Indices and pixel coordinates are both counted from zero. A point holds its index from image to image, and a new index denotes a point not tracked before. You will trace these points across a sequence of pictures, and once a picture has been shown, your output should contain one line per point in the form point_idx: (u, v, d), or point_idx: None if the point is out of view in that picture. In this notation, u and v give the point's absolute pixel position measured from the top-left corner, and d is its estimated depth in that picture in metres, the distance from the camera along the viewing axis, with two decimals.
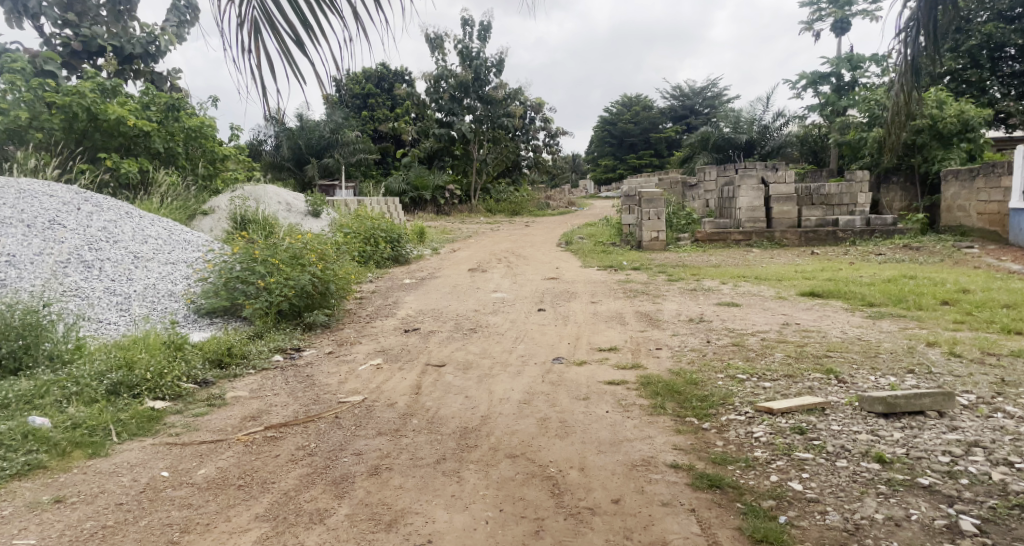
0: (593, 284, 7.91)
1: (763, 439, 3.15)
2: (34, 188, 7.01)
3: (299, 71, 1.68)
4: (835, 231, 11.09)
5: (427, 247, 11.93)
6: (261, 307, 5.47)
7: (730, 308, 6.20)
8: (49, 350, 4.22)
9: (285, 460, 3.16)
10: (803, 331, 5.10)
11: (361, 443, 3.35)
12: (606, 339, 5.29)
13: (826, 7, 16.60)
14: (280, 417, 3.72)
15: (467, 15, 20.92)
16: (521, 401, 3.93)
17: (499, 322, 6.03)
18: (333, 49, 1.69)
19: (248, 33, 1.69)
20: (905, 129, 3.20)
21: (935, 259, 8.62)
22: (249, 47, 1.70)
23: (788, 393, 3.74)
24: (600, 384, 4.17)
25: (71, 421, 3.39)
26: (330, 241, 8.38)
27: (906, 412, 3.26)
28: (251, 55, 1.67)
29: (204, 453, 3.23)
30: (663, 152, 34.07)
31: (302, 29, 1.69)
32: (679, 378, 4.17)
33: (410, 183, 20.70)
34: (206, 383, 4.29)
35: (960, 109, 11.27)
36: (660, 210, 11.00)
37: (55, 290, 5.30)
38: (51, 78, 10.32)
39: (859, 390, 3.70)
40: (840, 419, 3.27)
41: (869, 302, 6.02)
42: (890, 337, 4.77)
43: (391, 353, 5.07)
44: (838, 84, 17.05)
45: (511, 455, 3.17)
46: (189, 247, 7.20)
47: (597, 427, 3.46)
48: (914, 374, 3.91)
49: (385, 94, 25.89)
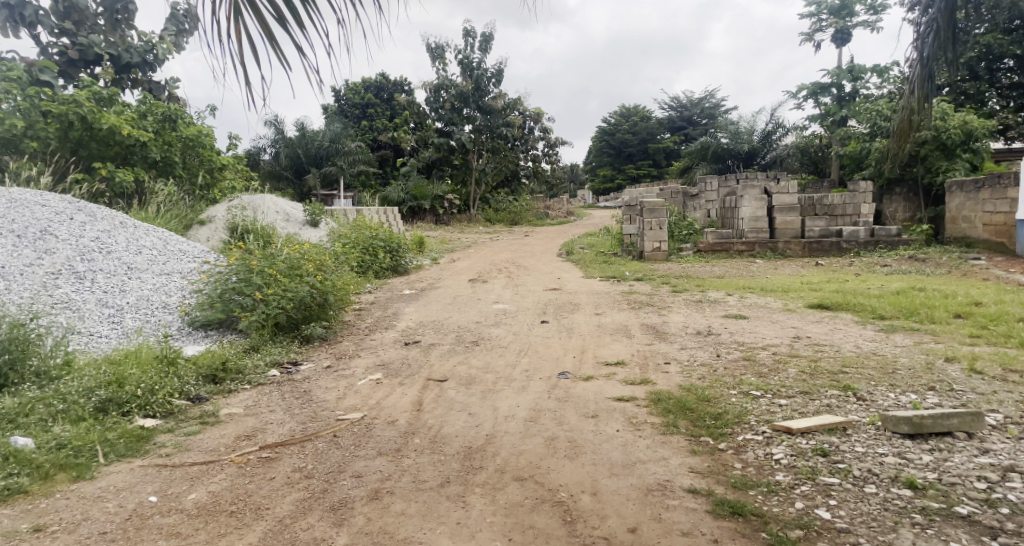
0: (596, 295, 7.76)
1: (784, 461, 3.00)
2: (26, 198, 6.85)
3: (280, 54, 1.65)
4: (840, 241, 10.96)
5: (426, 257, 11.79)
6: (257, 320, 5.32)
7: (738, 320, 6.05)
8: (36, 366, 4.05)
9: (280, 483, 3.00)
10: (815, 345, 4.96)
11: (361, 465, 3.18)
12: (613, 352, 5.14)
13: (827, 17, 16.67)
14: (277, 436, 3.55)
15: (468, 26, 20.96)
16: (528, 418, 3.78)
17: (502, 335, 5.87)
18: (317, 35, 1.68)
19: (226, 15, 1.65)
20: (911, 138, 3.40)
21: (942, 271, 8.49)
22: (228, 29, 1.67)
23: (806, 411, 3.59)
24: (608, 401, 4.01)
25: (56, 441, 3.24)
26: (329, 251, 8.23)
27: (933, 433, 3.11)
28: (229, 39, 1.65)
29: (195, 476, 3.06)
30: (662, 162, 34.14)
31: (285, 7, 1.67)
32: (691, 395, 4.01)
33: (410, 192, 20.61)
34: (200, 399, 4.13)
35: (963, 120, 11.14)
36: (663, 220, 10.84)
37: (44, 303, 5.13)
38: (47, 87, 10.16)
39: (879, 408, 3.55)
40: (864, 440, 3.12)
41: (881, 315, 5.87)
42: (906, 352, 4.62)
43: (392, 367, 4.90)
44: (839, 94, 16.94)
45: (518, 478, 3.02)
46: (184, 258, 7.04)
47: (608, 448, 3.31)
48: (936, 391, 3.76)
49: (385, 104, 26.06)
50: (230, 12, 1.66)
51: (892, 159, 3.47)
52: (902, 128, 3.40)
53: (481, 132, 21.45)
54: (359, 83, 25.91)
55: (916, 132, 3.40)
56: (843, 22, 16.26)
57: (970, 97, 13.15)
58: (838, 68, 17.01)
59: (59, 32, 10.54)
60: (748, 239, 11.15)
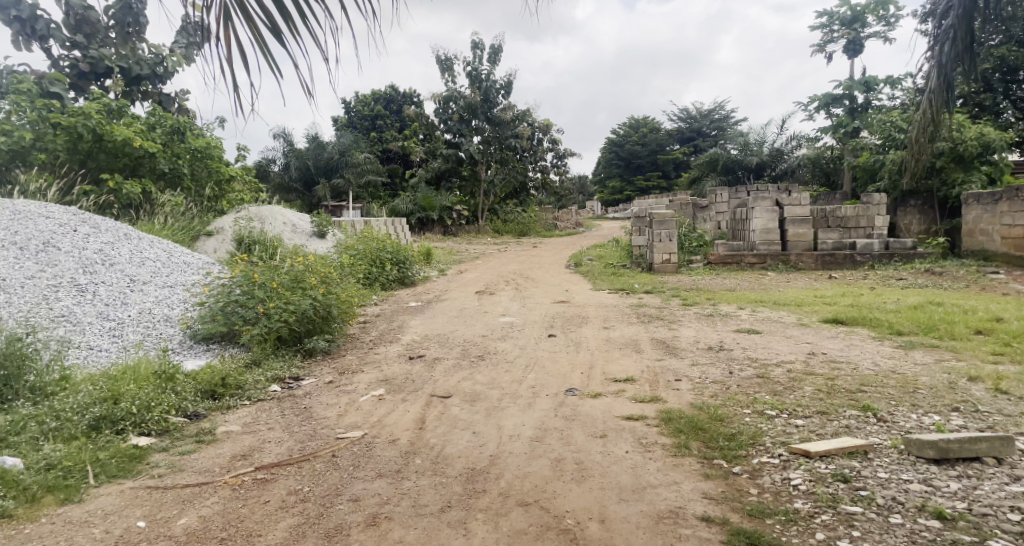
0: (605, 308, 7.62)
1: (802, 487, 2.85)
2: (30, 210, 6.82)
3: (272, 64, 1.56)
4: (854, 254, 10.74)
5: (433, 269, 11.70)
6: (259, 334, 5.22)
7: (751, 335, 5.90)
8: (32, 382, 3.97)
9: (275, 507, 2.88)
10: (831, 362, 4.79)
11: (359, 488, 3.06)
12: (621, 368, 4.99)
13: (837, 27, 16.70)
14: (273, 456, 3.44)
15: (477, 39, 21.03)
16: (534, 438, 3.65)
17: (508, 349, 5.76)
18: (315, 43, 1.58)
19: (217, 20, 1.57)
20: (927, 152, 3.22)
21: (960, 285, 8.31)
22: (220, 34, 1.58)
23: (824, 432, 3.43)
24: (617, 420, 3.87)
25: (46, 461, 3.14)
26: (334, 264, 8.16)
27: (960, 458, 2.96)
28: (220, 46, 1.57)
29: (187, 499, 2.95)
30: (671, 173, 34.03)
31: (279, 15, 1.57)
32: (703, 414, 3.86)
33: (418, 204, 20.44)
34: (197, 416, 4.02)
35: (981, 131, 11.04)
36: (672, 232, 10.69)
37: (42, 316, 5.06)
38: (57, 99, 10.09)
39: (901, 431, 3.39)
40: (887, 465, 2.97)
41: (898, 330, 5.70)
42: (927, 371, 4.44)
43: (394, 383, 4.78)
44: (852, 106, 16.76)
45: (522, 504, 2.88)
46: (188, 270, 6.98)
47: (617, 471, 3.16)
48: (960, 413, 3.60)
49: (394, 115, 26.16)
50: (220, 16, 1.58)
51: (907, 175, 3.27)
52: (917, 142, 3.23)
53: (491, 144, 21.47)
54: (368, 95, 26.10)
55: (932, 146, 3.23)
56: (854, 33, 16.32)
57: (985, 108, 12.84)
58: (850, 79, 16.87)
59: (70, 45, 10.58)
60: (759, 252, 10.99)
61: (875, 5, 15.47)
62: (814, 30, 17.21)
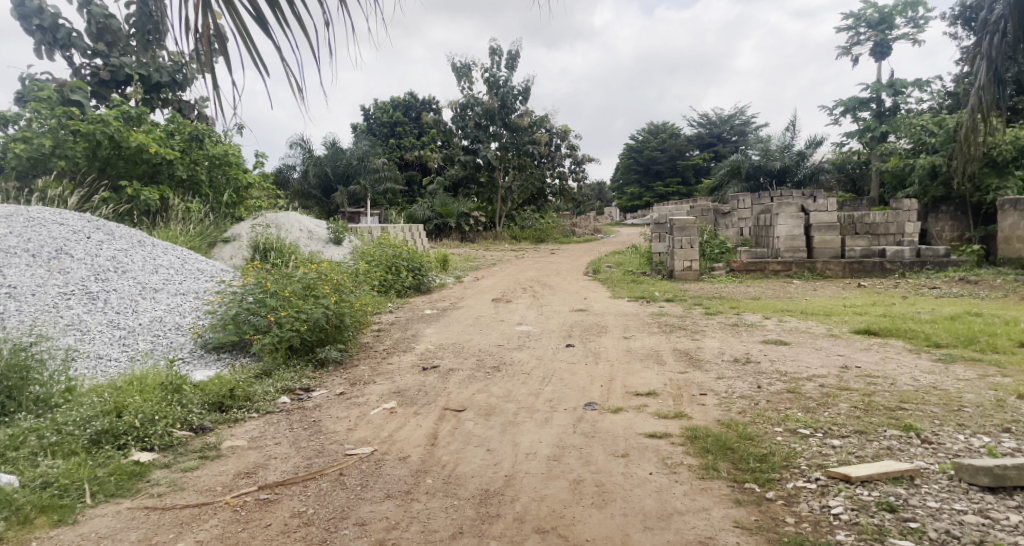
0: (625, 317, 7.39)
1: (844, 517, 2.62)
2: (44, 216, 6.80)
3: (256, 52, 1.47)
4: (882, 261, 10.39)
5: (450, 276, 11.52)
6: (270, 343, 5.10)
7: (778, 346, 5.65)
8: (36, 394, 3.86)
9: (276, 532, 2.72)
10: (866, 377, 4.52)
11: (366, 510, 2.89)
12: (643, 382, 4.77)
13: (864, 28, 16.35)
14: (279, 473, 3.28)
15: (495, 45, 20.95)
16: (551, 456, 3.45)
17: (525, 359, 5.57)
18: (294, 29, 1.47)
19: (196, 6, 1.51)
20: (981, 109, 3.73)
21: (998, 294, 7.99)
22: (197, 22, 1.51)
23: (864, 455, 3.19)
24: (639, 438, 3.66)
25: (42, 479, 3.01)
26: (348, 271, 8.05)
27: (1017, 487, 2.71)
28: (195, 32, 1.50)
29: (184, 521, 2.80)
30: (691, 180, 33.64)
31: (264, 6, 1.48)
32: (731, 432, 3.62)
33: (435, 211, 20.65)
34: (203, 430, 3.89)
35: (1016, 135, 10.64)
36: (694, 238, 10.41)
37: (50, 326, 4.98)
38: (78, 107, 10.06)
39: (949, 454, 3.14)
40: (937, 493, 2.73)
41: (936, 342, 5.43)
42: (971, 387, 4.18)
43: (407, 395, 4.62)
44: (878, 109, 16.40)
45: (539, 530, 2.70)
46: (200, 277, 6.91)
47: (640, 495, 2.95)
48: (1012, 434, 3.35)
49: (412, 122, 26.24)
50: (199, 5, 1.52)
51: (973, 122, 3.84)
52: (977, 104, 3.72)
53: (508, 150, 21.11)
54: (387, 102, 26.26)
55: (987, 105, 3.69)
56: (883, 34, 15.97)
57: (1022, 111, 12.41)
58: (878, 82, 16.47)
59: (91, 54, 10.63)
60: (784, 259, 10.68)
61: (904, 6, 15.12)
62: (840, 31, 16.84)
